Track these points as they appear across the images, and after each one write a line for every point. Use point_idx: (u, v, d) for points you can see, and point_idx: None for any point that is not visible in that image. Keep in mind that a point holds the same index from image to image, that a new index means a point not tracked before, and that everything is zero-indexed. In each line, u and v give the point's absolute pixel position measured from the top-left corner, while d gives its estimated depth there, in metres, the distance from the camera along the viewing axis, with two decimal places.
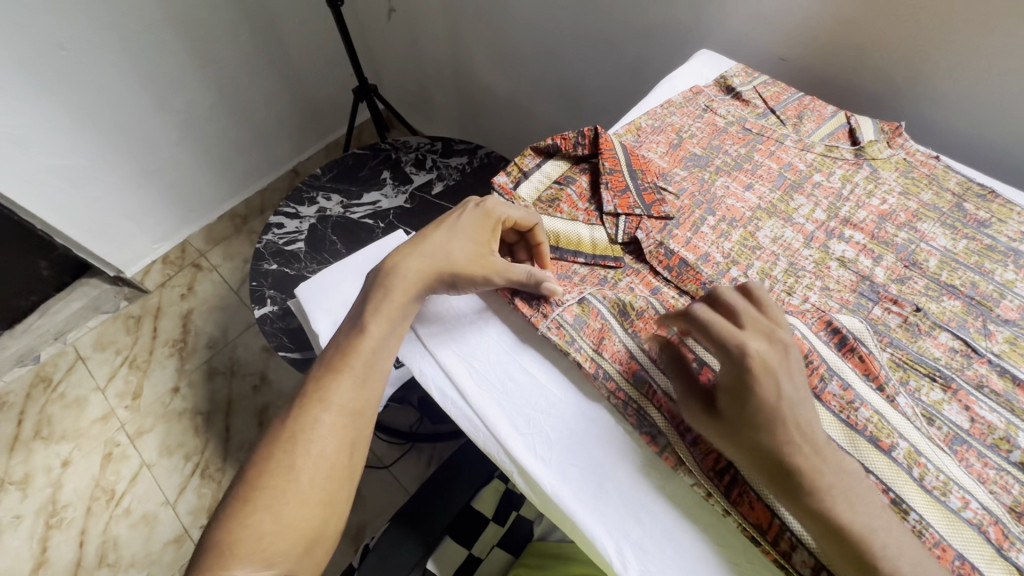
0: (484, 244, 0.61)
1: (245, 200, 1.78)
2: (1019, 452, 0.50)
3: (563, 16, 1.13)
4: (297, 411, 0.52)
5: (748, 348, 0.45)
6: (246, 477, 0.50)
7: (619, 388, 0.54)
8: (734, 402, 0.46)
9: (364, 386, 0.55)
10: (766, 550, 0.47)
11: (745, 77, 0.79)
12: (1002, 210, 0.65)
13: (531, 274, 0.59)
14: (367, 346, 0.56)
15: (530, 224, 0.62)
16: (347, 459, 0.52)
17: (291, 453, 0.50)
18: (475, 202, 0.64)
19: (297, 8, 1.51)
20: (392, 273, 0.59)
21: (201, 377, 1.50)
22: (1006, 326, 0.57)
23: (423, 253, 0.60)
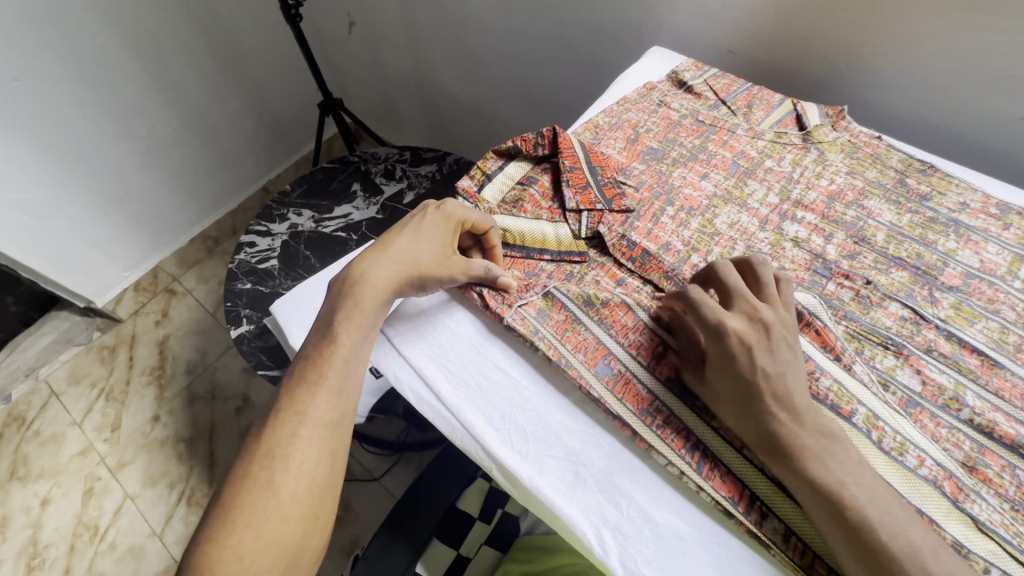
0: (448, 246, 0.62)
1: (216, 222, 1.76)
2: (968, 410, 0.53)
3: (521, 20, 1.15)
4: (274, 425, 0.52)
5: (728, 325, 0.51)
6: (223, 496, 0.50)
7: (582, 376, 0.55)
8: (716, 373, 0.51)
9: (340, 397, 0.55)
10: (739, 521, 0.49)
11: (695, 71, 0.82)
12: (941, 183, 0.68)
13: (489, 269, 0.61)
14: (339, 355, 0.57)
15: (486, 226, 0.64)
16: (329, 469, 0.52)
17: (269, 469, 0.50)
18: (436, 205, 0.65)
19: (256, 26, 1.51)
20: (360, 283, 0.60)
21: (181, 404, 1.48)
22: (950, 292, 0.60)
23: (388, 257, 0.61)
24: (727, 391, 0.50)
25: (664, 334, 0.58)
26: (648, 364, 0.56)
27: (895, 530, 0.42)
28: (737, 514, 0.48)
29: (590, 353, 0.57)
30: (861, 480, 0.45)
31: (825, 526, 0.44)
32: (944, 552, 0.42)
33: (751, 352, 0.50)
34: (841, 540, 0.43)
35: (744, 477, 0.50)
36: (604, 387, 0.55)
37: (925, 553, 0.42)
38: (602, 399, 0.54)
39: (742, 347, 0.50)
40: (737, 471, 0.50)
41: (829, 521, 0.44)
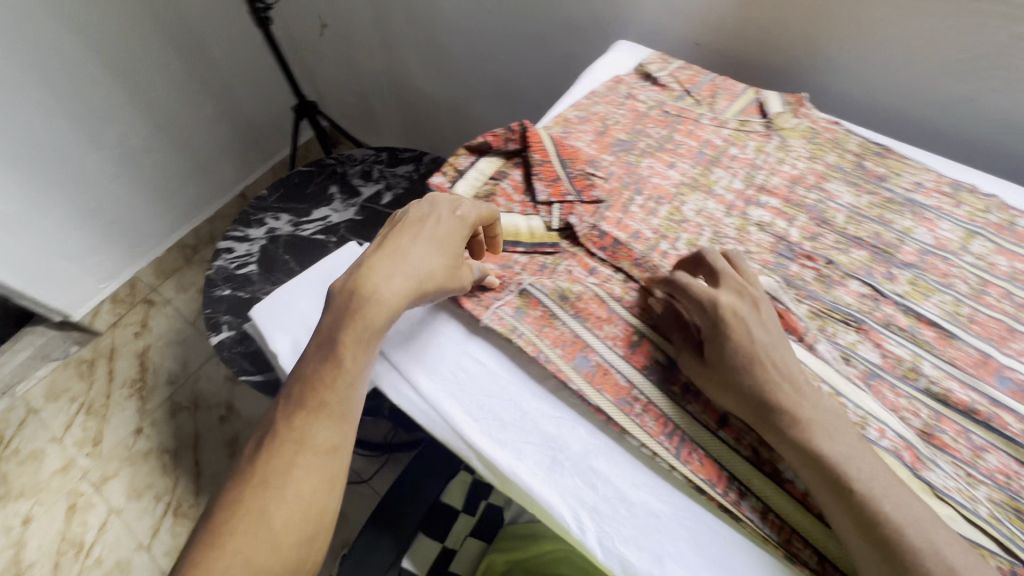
0: (457, 253, 0.59)
1: (193, 230, 1.74)
2: (924, 379, 0.55)
3: (491, 17, 1.17)
4: (268, 450, 0.48)
5: (720, 299, 0.54)
6: (211, 520, 0.45)
7: (560, 368, 0.56)
8: (716, 350, 0.53)
9: (341, 423, 0.50)
10: (711, 497, 0.50)
11: (661, 63, 0.84)
12: (897, 164, 0.71)
13: (483, 272, 0.62)
14: (341, 379, 0.52)
15: (492, 218, 0.62)
16: (328, 497, 0.47)
17: (262, 497, 0.45)
18: (449, 208, 0.61)
19: (226, 30, 1.50)
20: (372, 302, 0.54)
21: (164, 415, 1.46)
22: (907, 269, 0.62)
23: (402, 269, 0.56)
24: (730, 370, 0.51)
25: (640, 323, 0.60)
26: (624, 354, 0.58)
27: (865, 500, 0.44)
28: (713, 492, 0.50)
29: (567, 346, 0.58)
30: (830, 453, 0.46)
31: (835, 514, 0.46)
32: (927, 517, 0.44)
33: (737, 325, 0.53)
34: (850, 526, 0.45)
35: (720, 458, 0.52)
36: (584, 379, 0.56)
37: (928, 523, 0.43)
38: (581, 390, 0.55)
39: (728, 318, 0.53)
40: (713, 452, 0.52)
41: (837, 506, 0.45)
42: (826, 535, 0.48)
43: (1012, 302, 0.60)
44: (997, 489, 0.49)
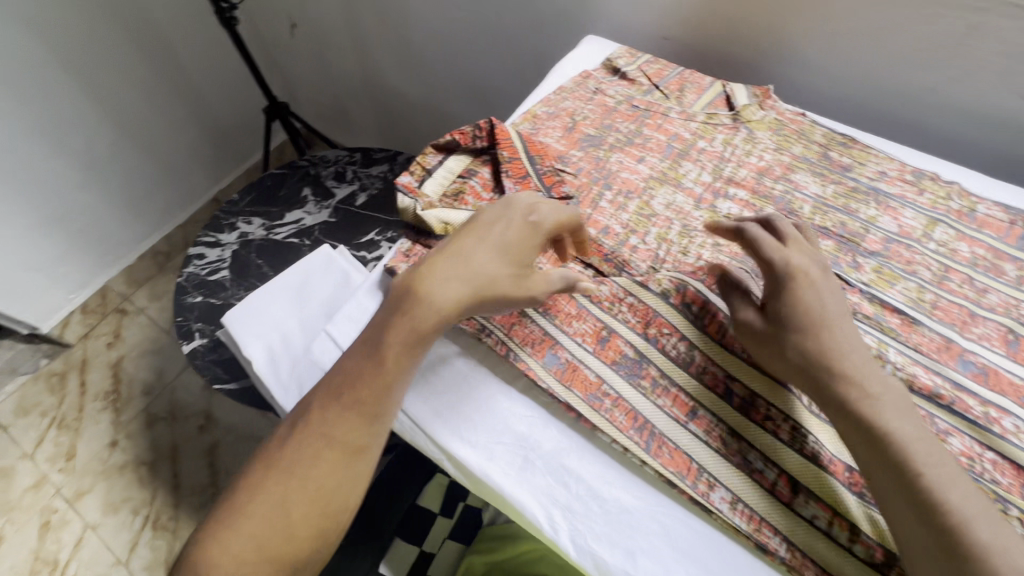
0: (526, 263, 0.54)
1: (165, 237, 1.70)
2: (890, 365, 0.55)
3: (462, 15, 1.16)
4: (298, 437, 0.48)
5: (791, 259, 0.52)
6: (235, 496, 0.46)
7: (530, 367, 0.56)
8: (783, 313, 0.51)
9: (373, 424, 0.49)
10: (682, 491, 0.50)
11: (629, 57, 0.83)
12: (861, 154, 0.72)
13: (569, 279, 0.57)
14: (381, 381, 0.49)
15: (576, 222, 0.58)
16: (346, 497, 0.47)
17: (284, 486, 0.46)
18: (521, 212, 0.55)
19: (193, 32, 1.46)
20: (424, 304, 0.51)
21: (140, 427, 1.43)
22: (872, 257, 0.63)
23: (461, 273, 0.51)
24: (791, 330, 0.50)
25: (609, 319, 0.59)
26: (592, 350, 0.57)
27: None
28: (684, 485, 0.50)
29: (537, 344, 0.58)
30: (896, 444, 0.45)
31: (896, 509, 0.44)
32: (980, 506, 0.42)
33: (798, 285, 0.51)
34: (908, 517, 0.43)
35: (691, 451, 0.52)
36: (553, 378, 0.55)
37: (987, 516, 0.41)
38: (551, 389, 0.55)
39: (790, 277, 0.52)
40: (684, 446, 0.52)
41: (899, 500, 0.43)
42: (794, 525, 0.49)
43: (973, 287, 0.61)
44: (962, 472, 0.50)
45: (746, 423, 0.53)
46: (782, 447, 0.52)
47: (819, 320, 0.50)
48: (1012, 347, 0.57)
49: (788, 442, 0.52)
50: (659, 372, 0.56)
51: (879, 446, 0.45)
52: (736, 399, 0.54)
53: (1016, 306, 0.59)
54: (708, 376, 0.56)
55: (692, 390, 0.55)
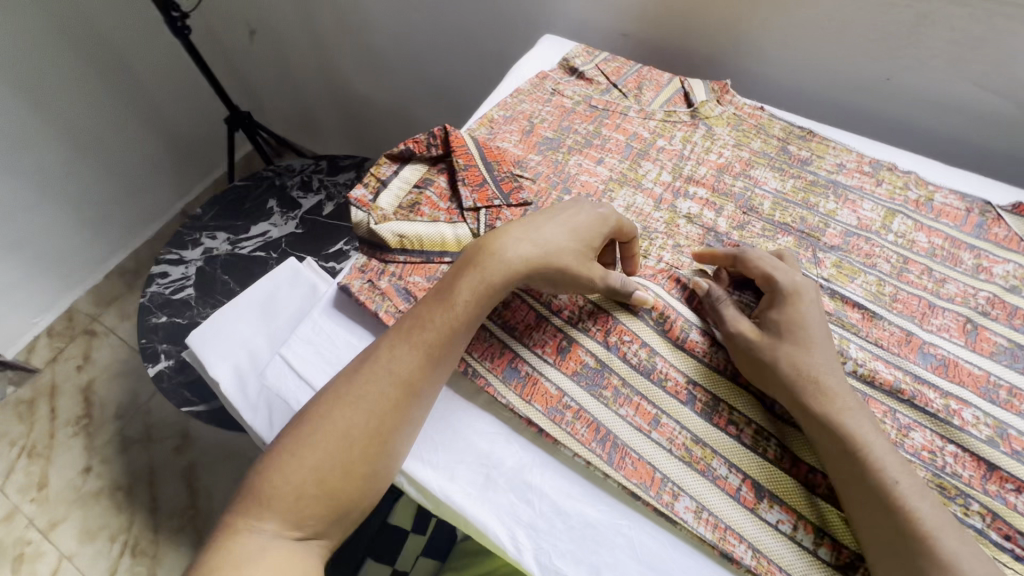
0: (592, 247, 0.55)
1: (133, 254, 1.65)
2: (851, 362, 0.55)
3: (422, 17, 1.14)
4: (365, 373, 0.50)
5: (796, 278, 0.55)
6: (299, 429, 0.48)
7: (490, 382, 0.55)
8: (783, 320, 0.53)
9: (433, 369, 0.51)
10: (646, 502, 0.50)
11: (586, 56, 0.82)
12: (820, 147, 0.71)
13: (626, 283, 0.56)
14: (446, 327, 0.52)
15: (628, 235, 0.58)
16: (401, 439, 0.49)
17: (347, 419, 0.48)
18: (591, 204, 0.58)
19: (149, 45, 1.43)
20: (495, 259, 0.53)
21: (114, 451, 1.39)
22: (832, 252, 0.63)
23: (532, 238, 0.55)
24: (787, 340, 0.51)
25: (566, 326, 0.58)
26: (553, 360, 0.56)
27: None
28: (648, 496, 0.50)
29: (497, 358, 0.56)
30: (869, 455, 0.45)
31: (871, 526, 0.44)
32: (944, 519, 0.43)
33: (802, 302, 0.53)
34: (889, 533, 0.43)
35: (654, 461, 0.51)
36: (513, 393, 0.54)
37: (946, 524, 0.43)
38: (511, 404, 0.54)
39: (794, 294, 0.54)
40: (647, 455, 0.52)
41: (878, 511, 0.44)
42: (758, 530, 0.48)
43: (931, 278, 0.61)
44: (922, 468, 0.50)
45: (708, 428, 0.53)
46: (745, 452, 0.51)
47: (807, 332, 0.52)
48: (971, 337, 0.57)
49: (751, 446, 0.52)
50: (621, 381, 0.55)
51: (858, 461, 0.45)
52: (698, 404, 0.54)
53: (974, 294, 0.59)
54: (670, 382, 0.55)
55: (655, 397, 0.54)
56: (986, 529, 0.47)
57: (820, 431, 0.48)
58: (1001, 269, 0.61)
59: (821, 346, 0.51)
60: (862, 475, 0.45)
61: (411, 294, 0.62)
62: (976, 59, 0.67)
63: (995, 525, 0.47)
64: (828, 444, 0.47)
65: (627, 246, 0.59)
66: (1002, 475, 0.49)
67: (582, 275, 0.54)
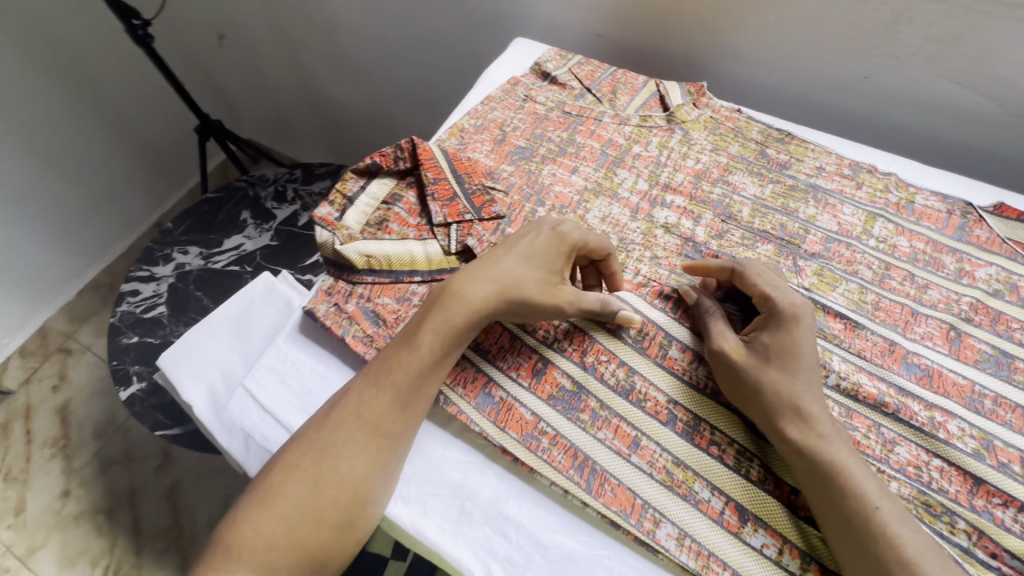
0: (554, 274, 0.54)
1: (107, 269, 1.58)
2: (834, 375, 0.53)
3: (393, 19, 1.11)
4: (333, 420, 0.48)
5: (795, 301, 0.52)
6: (268, 477, 0.47)
7: (462, 410, 0.53)
8: (773, 343, 0.51)
9: (404, 411, 0.49)
10: (626, 531, 0.48)
11: (559, 60, 0.79)
12: (798, 149, 0.69)
13: (606, 302, 0.54)
14: (415, 367, 0.50)
15: (604, 252, 0.56)
16: (375, 485, 0.47)
17: (317, 466, 0.46)
18: (550, 225, 0.57)
19: (108, 50, 1.33)
20: (455, 298, 0.52)
21: (93, 472, 1.33)
22: (813, 260, 0.61)
23: (489, 275, 0.54)
24: (775, 363, 0.49)
25: (542, 346, 0.56)
26: (528, 384, 0.54)
27: None
28: (628, 524, 0.48)
29: (470, 384, 0.54)
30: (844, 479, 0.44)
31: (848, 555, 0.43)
32: (924, 547, 0.42)
33: (799, 325, 0.51)
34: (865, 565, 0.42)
35: (635, 486, 0.49)
36: (487, 420, 0.52)
37: (925, 552, 0.41)
38: (485, 432, 0.51)
39: (793, 317, 0.51)
40: (627, 481, 0.50)
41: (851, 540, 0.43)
42: (742, 556, 0.47)
43: (914, 284, 0.59)
44: (908, 484, 0.48)
45: (690, 449, 0.51)
46: (729, 474, 0.50)
47: (799, 358, 0.50)
48: (955, 345, 0.55)
49: (733, 467, 0.50)
50: (599, 403, 0.53)
51: (833, 488, 0.44)
52: (679, 424, 0.52)
53: (957, 300, 0.58)
54: (649, 403, 0.53)
55: (635, 418, 0.52)
56: (973, 548, 0.46)
57: (798, 459, 0.46)
58: (984, 273, 0.59)
59: (809, 372, 0.49)
60: (838, 502, 0.44)
61: (380, 316, 0.59)
62: (954, 56, 0.66)
63: (981, 543, 0.46)
64: (800, 467, 0.46)
65: (604, 264, 0.57)
66: (989, 489, 0.48)
67: (546, 304, 0.53)
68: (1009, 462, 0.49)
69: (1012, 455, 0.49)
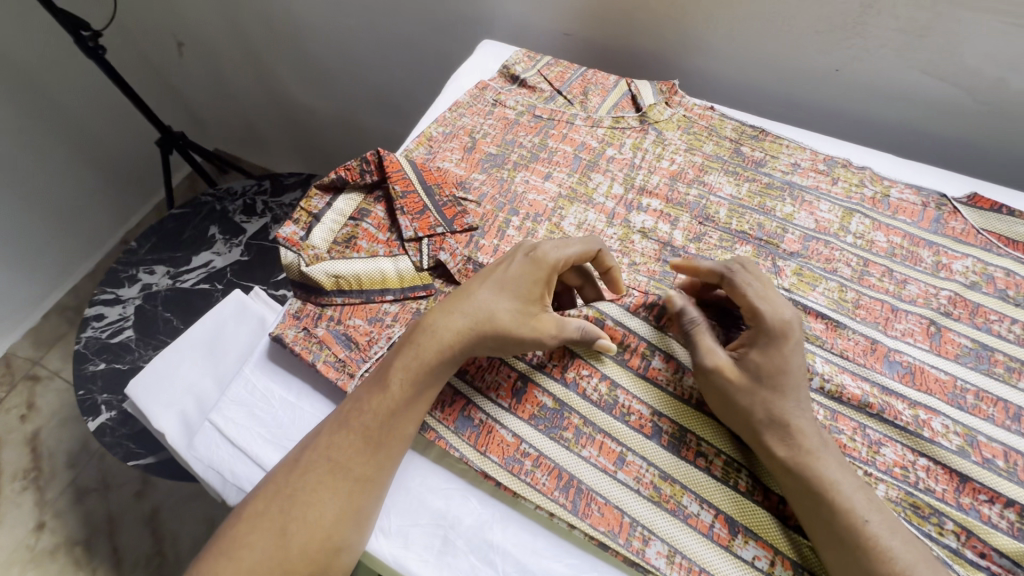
0: (531, 303, 0.50)
1: (73, 289, 1.47)
2: (818, 377, 0.52)
3: (358, 23, 1.07)
4: (302, 465, 0.47)
5: (786, 315, 0.48)
6: (235, 527, 0.45)
7: (441, 436, 0.51)
8: (762, 363, 0.48)
9: (376, 453, 0.47)
10: (615, 552, 0.46)
11: (527, 61, 0.77)
12: (773, 146, 0.69)
13: (586, 329, 0.51)
14: (386, 407, 0.48)
15: (592, 251, 0.53)
16: (348, 531, 0.45)
17: (284, 515, 0.44)
18: (526, 249, 0.53)
19: (46, 54, 1.18)
20: (426, 334, 0.50)
21: (68, 503, 1.21)
22: (792, 259, 0.60)
23: (463, 308, 0.51)
24: (764, 385, 0.47)
25: (525, 366, 0.54)
26: (508, 405, 0.52)
27: None
28: (615, 545, 0.46)
29: (448, 408, 0.53)
30: (834, 491, 0.44)
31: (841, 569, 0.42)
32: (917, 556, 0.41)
33: (788, 341, 0.48)
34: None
35: (622, 504, 0.48)
36: (466, 445, 0.51)
37: (917, 561, 0.41)
38: (465, 458, 0.50)
39: (782, 333, 0.48)
40: (614, 499, 0.48)
41: (842, 553, 0.42)
42: (734, 570, 0.45)
43: (893, 280, 0.59)
44: (895, 486, 0.48)
45: (676, 461, 0.50)
46: (718, 486, 0.49)
47: (788, 376, 0.47)
48: (936, 340, 0.55)
49: (721, 479, 0.49)
50: (582, 420, 0.52)
51: (823, 501, 0.44)
52: (664, 437, 0.51)
53: (935, 294, 0.58)
54: (634, 417, 0.52)
55: (620, 433, 0.51)
56: (962, 548, 0.45)
57: (783, 470, 0.46)
58: (960, 265, 0.59)
59: (798, 388, 0.47)
60: (829, 514, 0.43)
61: (352, 339, 0.57)
62: (923, 47, 0.65)
63: (970, 543, 0.46)
64: (789, 482, 0.45)
65: (596, 261, 0.54)
66: (975, 486, 0.48)
67: (524, 336, 0.50)
68: (993, 458, 0.49)
69: (996, 450, 0.49)
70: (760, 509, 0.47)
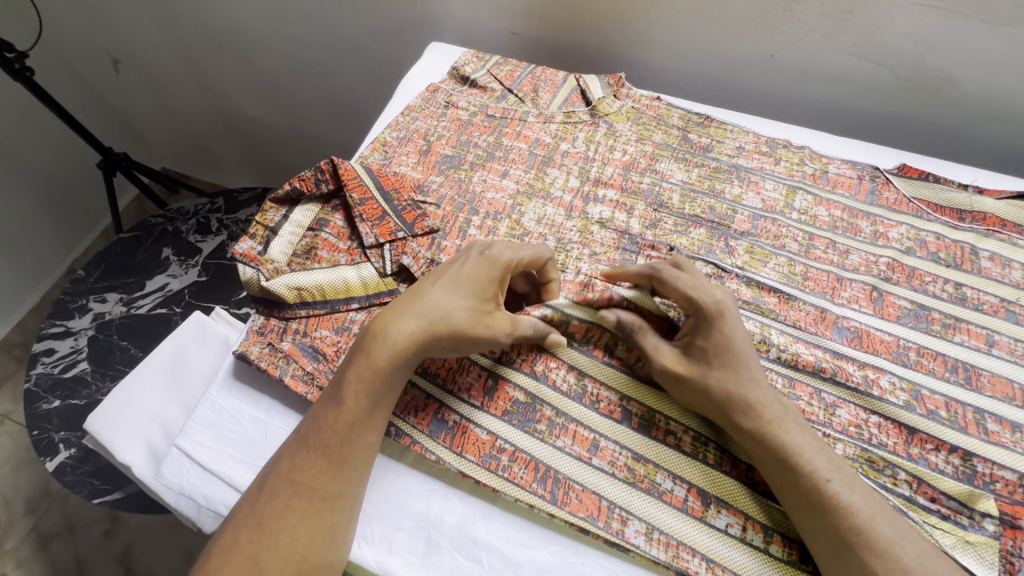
0: (485, 299, 0.50)
1: (19, 325, 1.39)
2: (774, 349, 0.55)
3: (303, 29, 1.05)
4: (268, 493, 0.46)
5: (717, 298, 0.50)
6: (208, 562, 0.44)
7: (416, 441, 0.52)
8: (711, 346, 0.50)
9: (341, 468, 0.47)
10: (596, 534, 0.48)
11: (476, 62, 0.78)
12: (718, 132, 0.71)
13: (537, 327, 0.52)
14: (344, 420, 0.47)
15: (543, 259, 0.54)
16: (325, 549, 0.45)
17: (256, 544, 0.44)
18: (478, 248, 0.53)
19: None
20: (379, 339, 0.49)
21: (31, 551, 1.14)
22: (743, 238, 0.63)
23: (415, 309, 0.50)
24: (715, 364, 0.49)
25: (493, 363, 0.55)
26: (481, 404, 0.53)
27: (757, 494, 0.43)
28: (596, 529, 0.48)
29: (422, 412, 0.53)
30: (797, 455, 0.46)
31: (810, 528, 0.45)
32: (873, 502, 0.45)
33: (725, 320, 0.50)
34: (828, 536, 0.44)
35: (598, 488, 0.49)
36: (443, 447, 0.51)
37: (875, 517, 0.43)
38: (443, 460, 0.51)
39: (718, 314, 0.50)
40: (590, 485, 0.49)
41: (810, 512, 0.45)
42: (708, 538, 0.47)
43: (836, 251, 0.62)
44: (851, 444, 0.51)
45: (647, 442, 0.51)
46: (688, 462, 0.50)
47: (735, 353, 0.49)
48: (879, 305, 0.59)
49: (691, 453, 0.51)
50: (554, 411, 0.53)
51: (788, 466, 0.46)
52: (634, 420, 0.52)
53: (876, 262, 0.61)
54: (602, 404, 0.53)
55: (590, 421, 0.52)
56: (914, 495, 0.49)
57: (747, 442, 0.48)
58: (896, 233, 0.63)
59: (747, 361, 0.49)
60: (795, 478, 0.46)
61: (319, 351, 0.56)
62: (848, 31, 0.69)
63: (922, 489, 0.49)
64: (761, 454, 0.47)
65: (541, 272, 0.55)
66: (922, 436, 0.51)
67: (480, 332, 0.49)
68: (936, 409, 0.52)
69: (938, 401, 0.53)
70: (729, 480, 0.50)
